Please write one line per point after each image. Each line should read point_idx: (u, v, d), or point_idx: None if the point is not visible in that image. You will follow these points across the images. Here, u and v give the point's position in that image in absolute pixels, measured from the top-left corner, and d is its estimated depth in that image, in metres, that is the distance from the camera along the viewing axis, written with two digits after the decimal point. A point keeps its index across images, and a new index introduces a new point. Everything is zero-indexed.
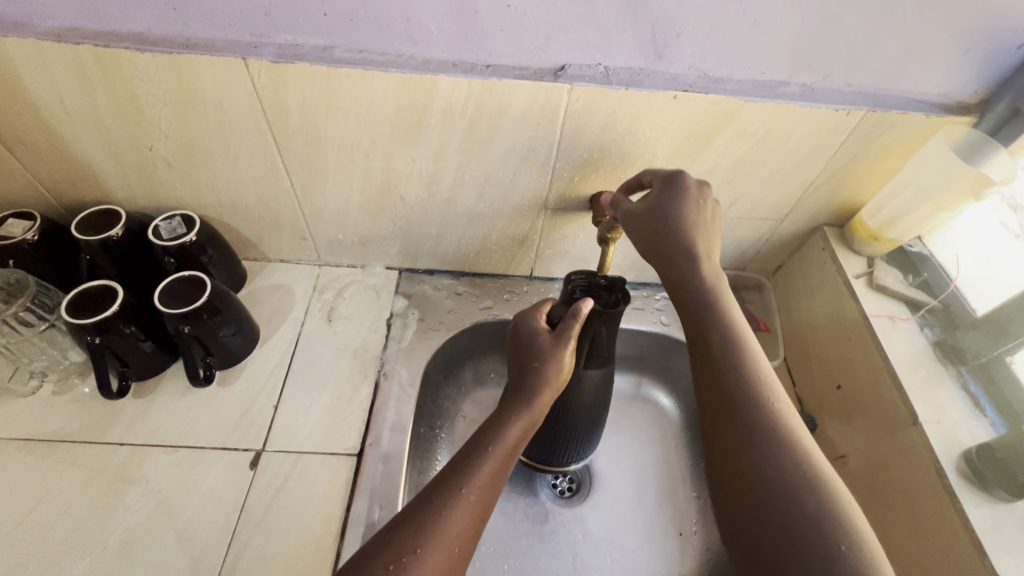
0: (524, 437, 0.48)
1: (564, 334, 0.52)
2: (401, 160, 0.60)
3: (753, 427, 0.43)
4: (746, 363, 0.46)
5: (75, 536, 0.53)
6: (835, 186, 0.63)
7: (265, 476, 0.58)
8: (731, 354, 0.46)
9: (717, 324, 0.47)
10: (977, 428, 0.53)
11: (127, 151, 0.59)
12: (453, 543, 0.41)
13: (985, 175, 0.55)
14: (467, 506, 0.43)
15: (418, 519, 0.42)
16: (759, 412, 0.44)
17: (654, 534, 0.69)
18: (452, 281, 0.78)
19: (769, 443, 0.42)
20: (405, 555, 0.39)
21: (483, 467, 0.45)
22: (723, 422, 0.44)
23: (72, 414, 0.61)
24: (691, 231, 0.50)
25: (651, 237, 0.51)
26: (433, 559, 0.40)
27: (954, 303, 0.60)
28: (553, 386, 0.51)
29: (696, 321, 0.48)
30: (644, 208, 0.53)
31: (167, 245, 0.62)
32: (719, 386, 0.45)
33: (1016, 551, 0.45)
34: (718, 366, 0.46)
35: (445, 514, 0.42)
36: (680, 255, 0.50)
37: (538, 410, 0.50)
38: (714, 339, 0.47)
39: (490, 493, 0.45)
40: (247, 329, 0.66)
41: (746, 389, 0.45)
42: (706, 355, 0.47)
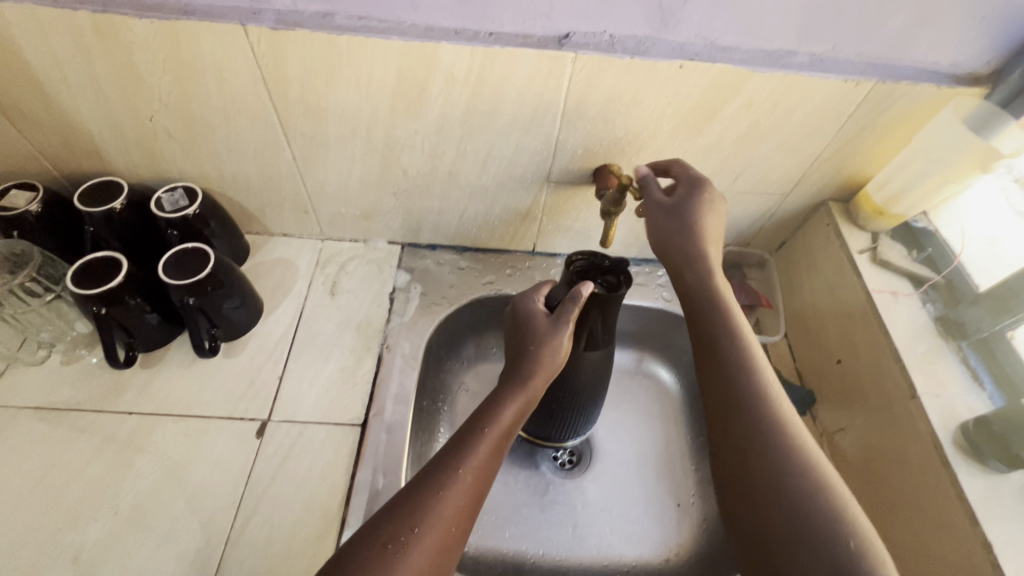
0: (519, 418, 0.48)
1: (563, 318, 0.52)
2: (402, 132, 0.60)
3: (756, 426, 0.43)
4: (751, 364, 0.46)
5: (87, 501, 0.54)
6: (841, 159, 0.62)
7: (271, 444, 0.59)
8: (738, 355, 0.47)
9: (725, 326, 0.48)
10: (975, 402, 0.53)
11: (127, 121, 0.59)
12: (449, 525, 0.41)
13: (996, 147, 0.53)
14: (463, 486, 0.42)
15: (415, 499, 0.41)
16: (764, 412, 0.43)
17: (653, 506, 0.70)
18: (454, 256, 0.78)
19: (771, 442, 0.42)
20: (402, 536, 0.39)
21: (478, 448, 0.44)
22: (727, 421, 0.44)
23: (80, 384, 0.61)
24: (703, 238, 0.53)
25: (666, 239, 0.54)
26: (430, 539, 0.39)
27: (958, 278, 0.60)
28: (549, 370, 0.51)
29: (704, 324, 0.49)
30: (665, 206, 0.55)
31: (169, 217, 0.62)
32: (724, 386, 0.46)
33: (1007, 519, 0.46)
34: (724, 365, 0.46)
35: (442, 494, 0.41)
36: (688, 260, 0.52)
37: (533, 392, 0.50)
38: (722, 340, 0.48)
39: (488, 473, 0.44)
40: (250, 302, 0.66)
41: (751, 390, 0.45)
42: (714, 355, 0.47)
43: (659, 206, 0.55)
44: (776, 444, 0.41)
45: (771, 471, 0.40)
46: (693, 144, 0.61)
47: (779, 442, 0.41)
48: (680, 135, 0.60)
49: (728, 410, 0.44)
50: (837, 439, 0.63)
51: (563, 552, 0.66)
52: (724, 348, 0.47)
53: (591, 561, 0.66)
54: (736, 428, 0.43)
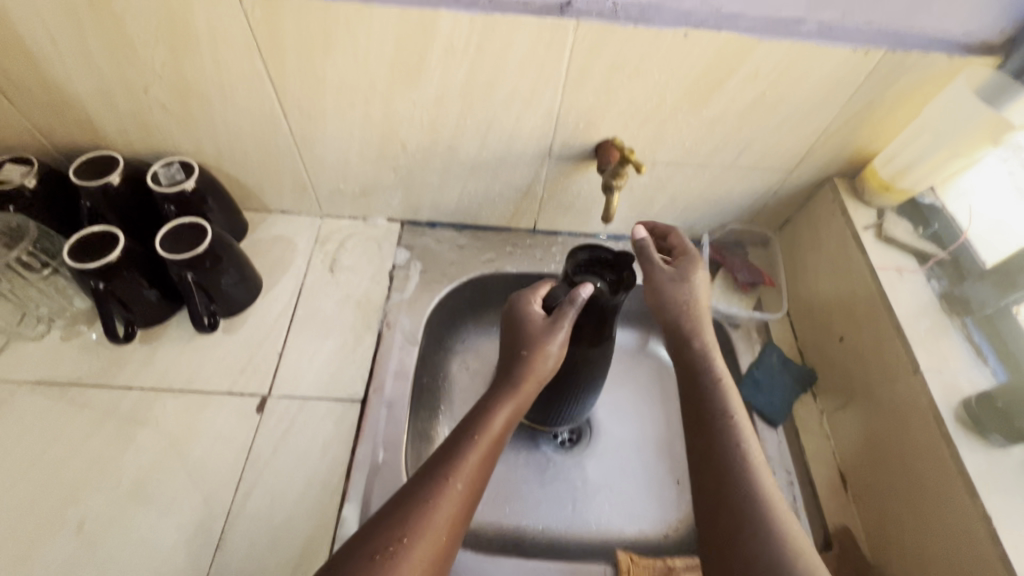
0: (509, 424, 0.49)
1: (557, 323, 0.52)
2: (401, 104, 0.59)
3: (747, 506, 0.43)
4: (742, 437, 0.47)
5: (90, 473, 0.55)
6: (848, 133, 0.61)
7: (271, 419, 0.60)
8: (733, 430, 0.48)
9: (719, 399, 0.50)
10: (978, 377, 0.53)
11: (121, 93, 0.58)
12: (441, 533, 0.41)
13: (1007, 118, 0.52)
14: (454, 493, 0.43)
15: (407, 506, 0.42)
16: (752, 487, 0.44)
17: (653, 483, 0.71)
18: (454, 233, 0.78)
19: (762, 519, 0.42)
20: (389, 547, 0.39)
21: (468, 457, 0.45)
22: (717, 500, 0.45)
23: (80, 359, 0.62)
24: (693, 315, 0.56)
25: (673, 313, 0.56)
26: (421, 548, 0.40)
27: (964, 255, 0.59)
28: (539, 375, 0.51)
29: (698, 397, 0.51)
30: (670, 275, 0.57)
31: (166, 192, 0.61)
32: (715, 459, 0.47)
33: (1007, 492, 0.46)
34: (717, 438, 0.48)
35: (432, 503, 0.42)
36: (690, 334, 0.55)
37: (522, 397, 0.50)
38: (717, 414, 0.49)
39: (478, 479, 0.45)
40: (249, 278, 0.66)
41: (740, 465, 0.46)
42: (709, 430, 0.48)
43: (664, 276, 0.58)
44: (765, 522, 0.42)
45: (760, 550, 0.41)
46: (697, 117, 0.60)
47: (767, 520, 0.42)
48: (684, 108, 0.59)
49: (722, 485, 0.45)
50: (838, 416, 0.63)
51: (563, 528, 0.66)
52: (718, 422, 0.48)
53: (590, 537, 0.66)
54: (728, 503, 0.44)
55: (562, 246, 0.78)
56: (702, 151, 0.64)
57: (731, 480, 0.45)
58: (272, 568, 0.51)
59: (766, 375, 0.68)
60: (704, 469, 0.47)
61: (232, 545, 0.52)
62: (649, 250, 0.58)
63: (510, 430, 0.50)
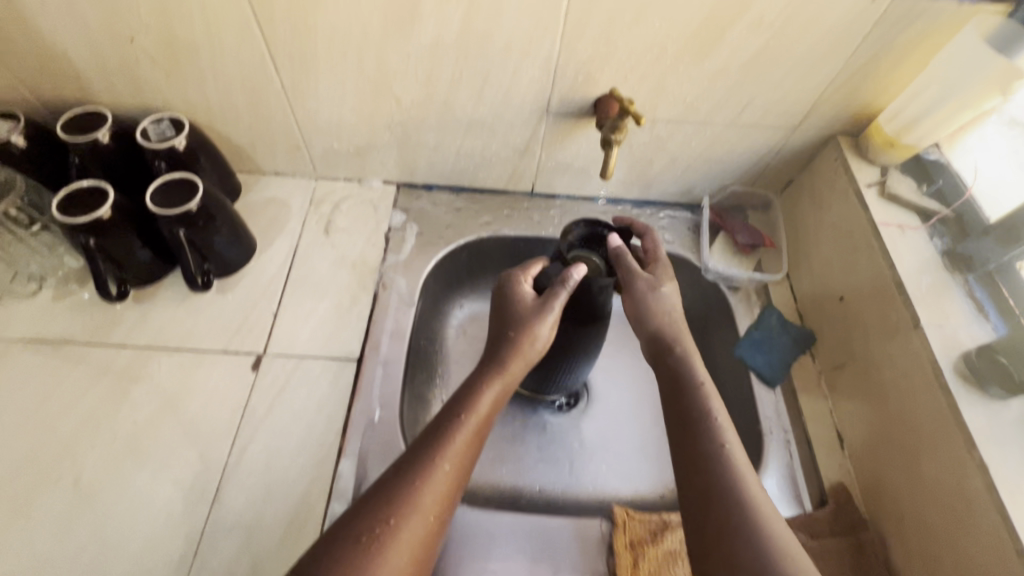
0: (496, 404, 0.49)
1: (547, 302, 0.51)
2: (395, 56, 0.57)
3: (734, 514, 0.40)
4: (725, 439, 0.44)
5: (85, 428, 0.55)
6: (853, 87, 0.60)
7: (267, 377, 0.59)
8: (716, 431, 0.45)
9: (700, 400, 0.47)
10: (978, 331, 0.52)
11: (107, 43, 0.56)
12: (431, 514, 0.41)
13: (1017, 66, 0.51)
14: (441, 476, 0.43)
15: (389, 490, 0.41)
16: (738, 494, 0.41)
17: (650, 445, 0.71)
18: (451, 196, 0.77)
19: (751, 529, 0.39)
20: (376, 529, 0.39)
21: (455, 437, 0.45)
22: (702, 508, 0.42)
23: (73, 317, 0.61)
24: (670, 323, 0.52)
25: (650, 322, 0.52)
26: (408, 530, 0.40)
27: (969, 212, 0.58)
28: (527, 357, 0.51)
29: (678, 399, 0.48)
30: (647, 280, 0.53)
31: (156, 148, 0.60)
32: (697, 463, 0.44)
33: (1004, 443, 0.46)
34: (700, 440, 0.45)
35: (419, 484, 0.42)
36: (671, 341, 0.51)
37: (511, 376, 0.50)
38: (699, 415, 0.46)
39: (467, 458, 0.45)
40: (243, 239, 0.65)
41: (726, 469, 0.42)
42: (692, 433, 0.45)
43: (641, 282, 0.53)
44: (753, 532, 0.39)
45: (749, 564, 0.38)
46: (699, 70, 0.58)
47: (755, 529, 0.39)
48: (685, 60, 0.57)
49: (708, 492, 0.42)
50: (836, 376, 0.63)
51: (560, 488, 0.66)
52: (700, 423, 0.45)
53: (588, 497, 0.66)
54: (715, 512, 0.41)
55: (561, 209, 0.77)
56: (703, 107, 0.63)
57: (717, 485, 0.42)
58: (269, 521, 0.51)
59: (765, 336, 0.67)
60: (687, 473, 0.44)
61: (229, 499, 0.52)
62: (624, 257, 0.54)
63: (498, 408, 0.49)
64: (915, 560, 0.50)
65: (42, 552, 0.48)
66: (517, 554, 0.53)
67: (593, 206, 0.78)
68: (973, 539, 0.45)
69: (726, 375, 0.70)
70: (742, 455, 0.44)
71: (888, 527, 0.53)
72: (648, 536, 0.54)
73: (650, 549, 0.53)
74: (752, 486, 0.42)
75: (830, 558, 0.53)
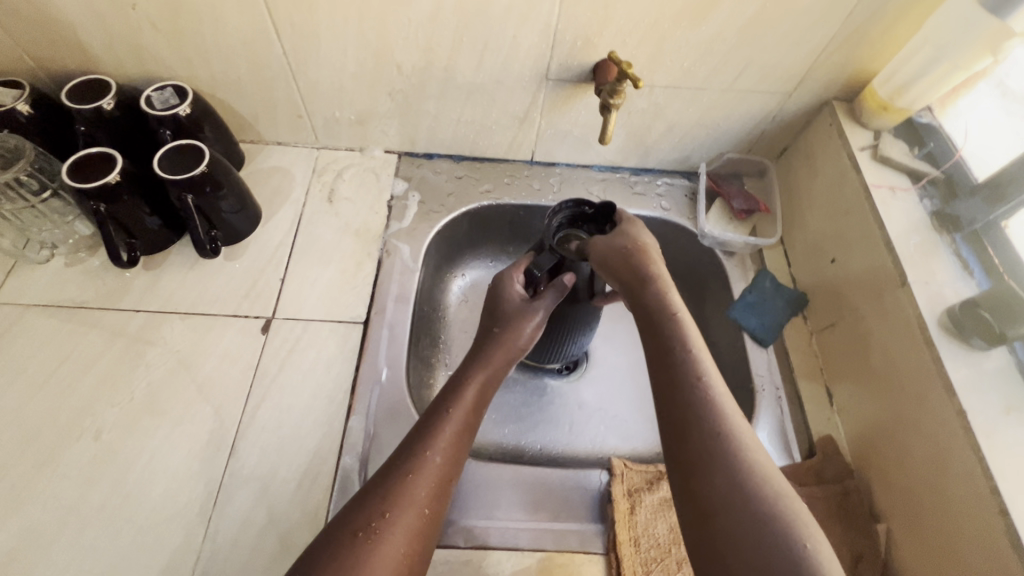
0: (480, 397, 0.50)
1: (538, 303, 0.54)
2: (396, 21, 0.58)
3: (715, 450, 0.38)
4: (703, 372, 0.43)
5: (103, 388, 0.57)
6: (849, 51, 0.61)
7: (276, 339, 0.61)
8: (694, 365, 0.43)
9: (678, 333, 0.45)
10: (963, 288, 0.54)
11: (109, 10, 0.56)
12: (422, 506, 0.42)
13: (1009, 26, 0.52)
14: (432, 468, 0.43)
15: (383, 487, 0.42)
16: (719, 432, 0.39)
17: (646, 406, 0.73)
18: (451, 165, 0.78)
19: (733, 471, 0.37)
20: (373, 523, 0.39)
21: (444, 428, 0.46)
22: (683, 448, 0.40)
23: (85, 284, 0.63)
24: (643, 257, 0.51)
25: (619, 259, 0.51)
26: (402, 520, 0.40)
27: (958, 173, 0.60)
28: (510, 351, 0.53)
29: (655, 337, 0.46)
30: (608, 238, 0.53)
31: (161, 115, 0.61)
32: (676, 402, 0.42)
33: (983, 391, 0.49)
34: (678, 374, 0.43)
35: (411, 477, 0.43)
36: (644, 279, 0.50)
37: (494, 369, 0.51)
38: (676, 351, 0.44)
39: (457, 449, 0.46)
40: (249, 207, 0.66)
41: (707, 405, 0.41)
42: (671, 371, 0.43)
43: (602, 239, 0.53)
44: (735, 469, 0.37)
45: (733, 506, 0.36)
46: (697, 35, 0.59)
47: (739, 464, 0.38)
48: (683, 24, 0.58)
49: (688, 434, 0.40)
50: (826, 335, 0.65)
51: (559, 446, 0.69)
52: (677, 357, 0.44)
53: (587, 453, 0.69)
54: (695, 453, 0.39)
55: (560, 177, 0.78)
56: (701, 72, 0.63)
57: (698, 420, 0.40)
58: (283, 474, 0.54)
59: (758, 299, 0.70)
60: (666, 415, 0.42)
61: (244, 454, 0.54)
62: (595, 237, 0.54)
63: (483, 402, 0.50)
64: (896, 503, 0.53)
65: (68, 503, 0.51)
66: (519, 503, 0.55)
67: (591, 173, 0.79)
68: (953, 482, 0.47)
69: (722, 337, 0.72)
70: (723, 387, 0.42)
71: (872, 475, 0.56)
72: (644, 485, 0.57)
73: (646, 496, 0.56)
74: (737, 424, 0.40)
75: (815, 504, 0.55)
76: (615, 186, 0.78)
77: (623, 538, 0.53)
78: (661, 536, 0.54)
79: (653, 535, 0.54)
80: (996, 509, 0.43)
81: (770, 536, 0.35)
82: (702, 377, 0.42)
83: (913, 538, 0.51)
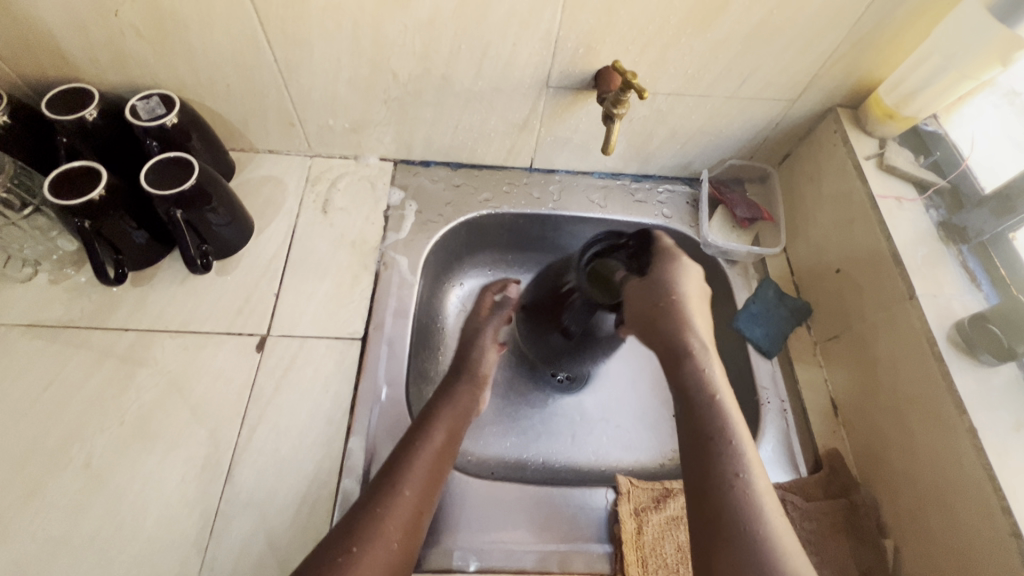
0: (451, 436, 0.53)
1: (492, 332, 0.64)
2: (391, 28, 0.56)
3: (744, 543, 0.39)
4: (742, 464, 0.43)
5: (92, 412, 0.55)
6: (855, 59, 0.60)
7: (271, 357, 0.60)
8: (734, 457, 0.43)
9: (720, 420, 0.46)
10: (971, 301, 0.54)
11: (90, 17, 0.53)
12: (392, 542, 0.44)
13: (1019, 35, 0.51)
14: (407, 507, 0.46)
15: (354, 522, 0.44)
16: (739, 496, 0.42)
17: (649, 416, 0.72)
18: (448, 172, 0.76)
19: (757, 565, 0.38)
20: (338, 557, 0.42)
21: (416, 465, 0.49)
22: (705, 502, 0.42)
23: (71, 302, 0.60)
24: (685, 312, 0.54)
25: (658, 313, 0.53)
26: (370, 555, 0.42)
27: (963, 183, 0.60)
28: (476, 383, 0.60)
29: (692, 409, 0.48)
30: (640, 285, 0.55)
31: (146, 125, 0.58)
32: (706, 490, 0.43)
33: (992, 407, 0.48)
34: (702, 429, 0.46)
35: (383, 511, 0.45)
36: (682, 348, 0.52)
37: (458, 412, 0.55)
38: (711, 429, 0.45)
39: (429, 486, 0.48)
40: (240, 219, 0.64)
41: (741, 500, 0.41)
42: (707, 458, 0.44)
43: (631, 285, 0.56)
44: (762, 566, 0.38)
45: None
46: (701, 42, 0.57)
47: (768, 561, 0.38)
48: (688, 32, 0.56)
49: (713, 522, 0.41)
50: (830, 346, 0.65)
51: (562, 459, 0.68)
52: (706, 411, 0.47)
53: (589, 467, 0.68)
54: (720, 542, 0.40)
55: (560, 184, 0.77)
56: (705, 80, 0.62)
57: (725, 508, 0.41)
58: (280, 499, 0.52)
59: (762, 309, 0.69)
60: (696, 501, 0.43)
61: (241, 479, 0.53)
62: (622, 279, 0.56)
63: (455, 444, 0.53)
64: (904, 520, 0.53)
65: (58, 534, 0.49)
66: (524, 524, 0.54)
67: (591, 180, 0.78)
68: (963, 500, 0.47)
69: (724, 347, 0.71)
70: (761, 482, 0.43)
71: (879, 489, 0.56)
72: (651, 503, 0.56)
73: (652, 515, 0.56)
74: (771, 522, 0.40)
75: (822, 519, 0.55)
76: (616, 193, 0.77)
77: (630, 559, 0.52)
78: (668, 556, 0.53)
79: (661, 554, 0.53)
80: (1008, 531, 0.43)
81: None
82: (740, 473, 0.43)
83: (922, 555, 0.50)
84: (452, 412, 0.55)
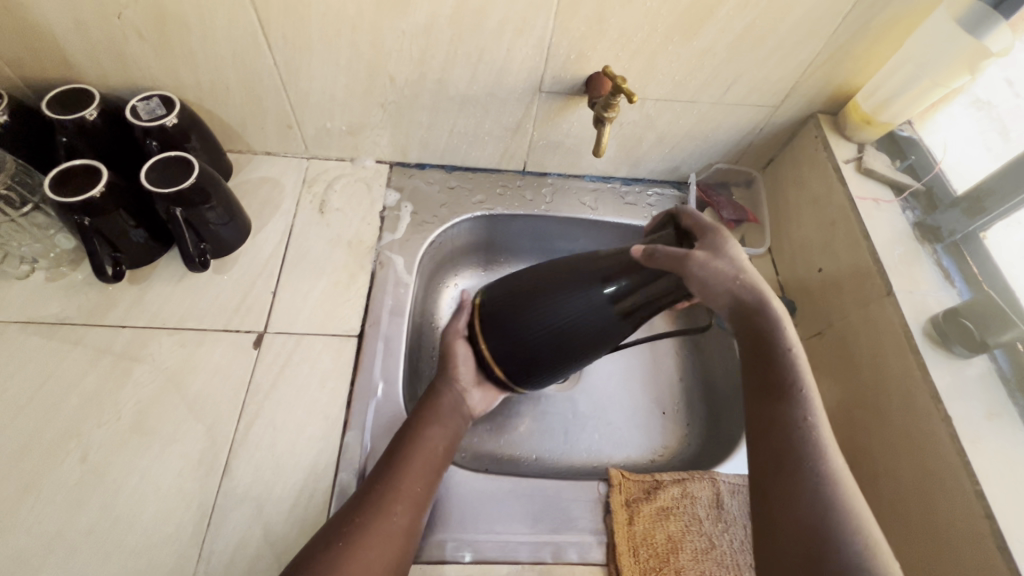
0: (446, 438, 0.53)
1: (462, 340, 0.58)
2: (390, 34, 0.58)
3: (807, 475, 0.40)
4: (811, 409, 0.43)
5: (90, 406, 0.55)
6: (834, 67, 0.63)
7: (268, 354, 0.60)
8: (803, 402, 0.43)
9: (790, 368, 0.45)
10: (945, 298, 0.57)
11: (94, 19, 0.54)
12: (394, 523, 0.46)
13: (985, 46, 0.54)
14: (411, 493, 0.48)
15: (359, 500, 0.47)
16: (813, 448, 0.41)
17: (639, 414, 0.74)
18: (443, 175, 0.78)
19: (818, 489, 0.39)
20: (344, 529, 0.45)
21: (412, 459, 0.50)
22: (778, 450, 0.42)
23: (67, 300, 0.61)
24: (752, 279, 0.47)
25: (726, 286, 0.46)
26: (372, 530, 0.45)
27: (937, 185, 0.63)
28: (454, 398, 0.56)
29: (765, 361, 0.45)
30: (707, 257, 0.46)
31: (147, 126, 0.59)
32: (776, 434, 0.42)
33: (966, 398, 0.50)
34: (778, 379, 0.44)
35: (383, 491, 0.47)
36: (759, 305, 0.47)
37: (450, 420, 0.54)
38: (788, 382, 0.44)
39: (430, 477, 0.50)
40: (238, 218, 0.65)
41: (809, 440, 0.42)
42: (778, 402, 0.44)
43: (698, 259, 0.45)
44: (824, 494, 0.39)
45: (804, 523, 0.38)
46: (688, 50, 0.60)
47: (832, 497, 0.39)
48: (674, 41, 0.59)
49: (776, 454, 0.42)
50: (814, 342, 0.67)
51: (555, 455, 0.69)
52: (780, 360, 0.45)
53: (581, 463, 0.69)
54: (782, 472, 0.41)
55: (553, 187, 0.79)
56: (692, 86, 0.64)
57: (793, 448, 0.41)
58: (277, 492, 0.53)
59: None
60: (759, 441, 0.43)
61: (239, 472, 0.53)
62: (695, 259, 0.44)
63: (449, 443, 0.53)
64: (885, 509, 0.54)
65: (55, 528, 0.49)
66: (520, 516, 0.55)
67: (583, 183, 0.80)
68: (940, 489, 0.49)
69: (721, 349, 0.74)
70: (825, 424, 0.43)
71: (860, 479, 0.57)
72: (642, 494, 0.58)
73: (644, 506, 0.57)
74: (836, 463, 0.41)
75: None
76: (607, 197, 0.79)
77: (623, 549, 0.54)
78: (658, 545, 0.55)
79: (651, 543, 0.55)
80: (981, 513, 0.45)
81: (836, 548, 0.37)
82: (808, 416, 0.43)
83: (900, 541, 0.52)
84: (449, 411, 0.55)
